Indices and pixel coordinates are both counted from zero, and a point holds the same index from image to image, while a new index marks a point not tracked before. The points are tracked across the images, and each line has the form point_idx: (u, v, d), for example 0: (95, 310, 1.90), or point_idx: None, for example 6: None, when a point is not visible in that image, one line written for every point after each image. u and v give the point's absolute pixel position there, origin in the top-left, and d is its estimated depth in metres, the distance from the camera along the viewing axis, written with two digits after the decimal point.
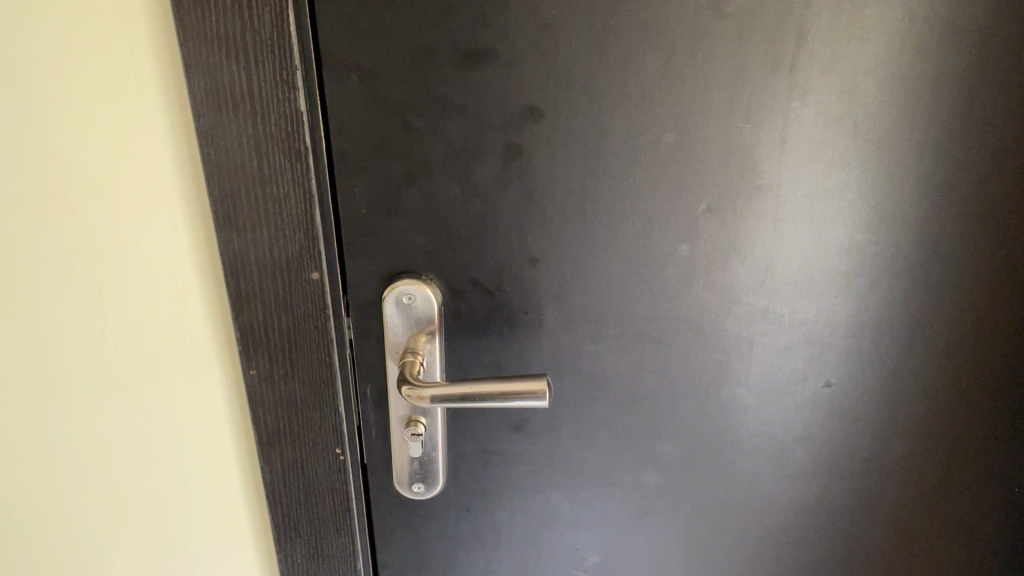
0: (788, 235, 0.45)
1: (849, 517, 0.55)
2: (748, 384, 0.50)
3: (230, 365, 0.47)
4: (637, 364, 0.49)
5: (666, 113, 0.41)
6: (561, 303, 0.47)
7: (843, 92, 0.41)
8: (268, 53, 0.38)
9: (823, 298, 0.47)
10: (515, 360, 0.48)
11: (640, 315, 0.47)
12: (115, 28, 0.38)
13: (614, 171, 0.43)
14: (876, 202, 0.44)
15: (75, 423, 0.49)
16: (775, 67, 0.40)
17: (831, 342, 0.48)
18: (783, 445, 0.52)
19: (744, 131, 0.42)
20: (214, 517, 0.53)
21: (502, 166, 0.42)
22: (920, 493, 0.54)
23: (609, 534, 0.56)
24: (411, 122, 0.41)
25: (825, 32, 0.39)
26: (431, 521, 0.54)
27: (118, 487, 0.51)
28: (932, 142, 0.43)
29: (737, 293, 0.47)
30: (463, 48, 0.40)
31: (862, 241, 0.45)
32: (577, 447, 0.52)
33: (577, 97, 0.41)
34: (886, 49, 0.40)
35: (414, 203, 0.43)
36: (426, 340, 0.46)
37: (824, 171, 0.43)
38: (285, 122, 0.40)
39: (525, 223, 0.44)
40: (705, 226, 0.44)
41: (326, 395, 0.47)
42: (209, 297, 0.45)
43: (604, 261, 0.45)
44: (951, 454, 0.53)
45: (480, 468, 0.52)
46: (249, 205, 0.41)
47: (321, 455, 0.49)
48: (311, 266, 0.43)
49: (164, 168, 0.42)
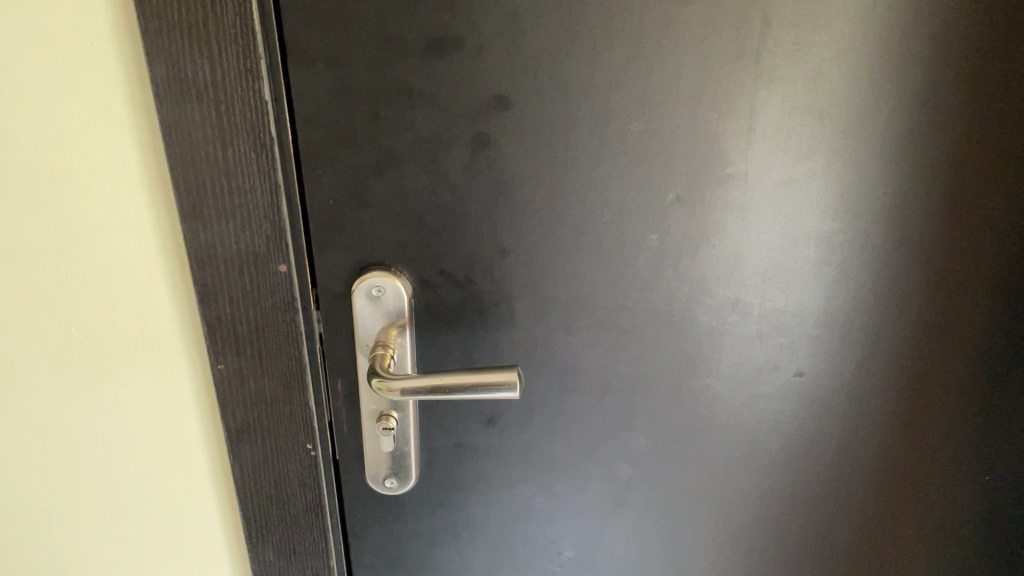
0: (757, 224, 0.45)
1: (823, 507, 0.55)
2: (721, 374, 0.50)
3: (199, 362, 0.47)
4: (610, 355, 0.49)
5: (634, 103, 0.41)
6: (532, 294, 0.46)
7: (809, 80, 0.41)
8: (231, 42, 0.38)
9: (793, 287, 0.47)
10: (487, 352, 0.48)
11: (611, 306, 0.47)
12: (77, 18, 0.38)
13: (583, 160, 0.43)
14: (843, 191, 0.44)
15: (44, 423, 0.48)
16: (741, 55, 0.40)
17: (802, 331, 0.48)
18: (755, 435, 0.52)
19: (712, 120, 0.42)
20: (186, 518, 0.52)
21: (470, 156, 0.42)
22: (892, 481, 0.54)
23: (584, 528, 0.56)
24: (378, 112, 0.41)
25: (790, 19, 0.40)
26: (405, 516, 0.54)
27: (89, 488, 0.51)
28: (900, 130, 0.43)
29: (707, 283, 0.47)
30: (430, 37, 0.39)
31: (830, 230, 0.45)
32: (550, 440, 0.52)
33: (545, 85, 0.41)
34: (851, 36, 0.40)
35: (382, 194, 0.43)
36: (398, 333, 0.46)
37: (791, 159, 0.43)
38: (250, 111, 0.39)
39: (495, 213, 0.44)
40: (675, 215, 0.44)
41: (296, 389, 0.47)
42: (176, 293, 0.45)
43: (575, 252, 0.45)
44: (922, 443, 0.53)
45: (453, 461, 0.52)
46: (214, 196, 0.41)
47: (292, 450, 0.49)
48: (278, 258, 0.43)
49: (129, 161, 0.41)
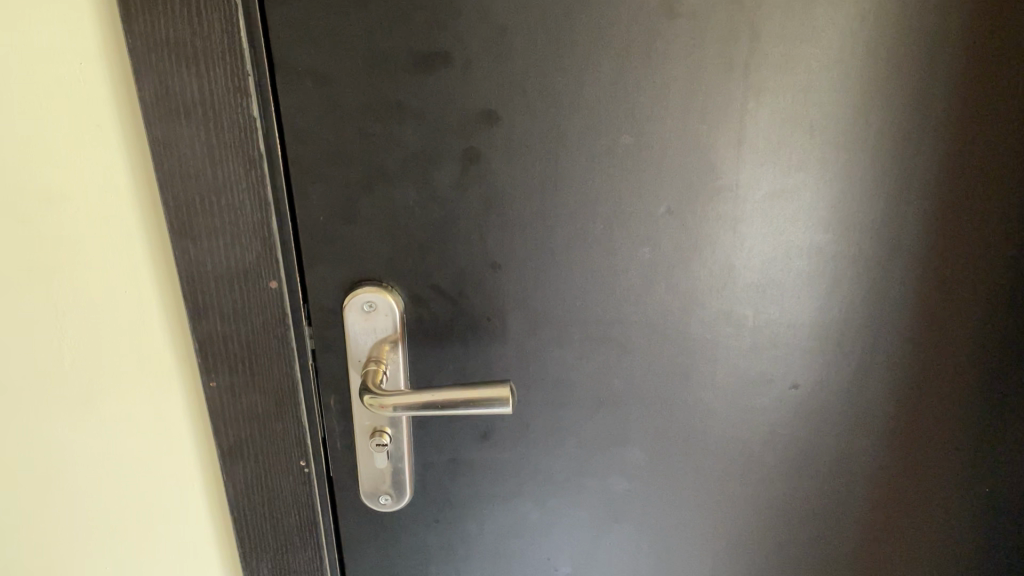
0: (750, 236, 0.45)
1: (820, 519, 0.55)
2: (716, 387, 0.49)
3: (191, 381, 0.47)
4: (603, 369, 0.48)
5: (624, 116, 0.41)
6: (524, 308, 0.46)
7: (797, 92, 0.41)
8: (219, 60, 0.38)
9: (786, 299, 0.47)
10: (480, 367, 0.48)
11: (604, 319, 0.47)
12: (66, 36, 0.38)
13: (572, 173, 0.43)
14: (835, 202, 0.44)
15: (35, 443, 0.48)
16: (729, 68, 0.40)
17: (796, 342, 0.48)
18: (751, 448, 0.52)
19: (702, 132, 0.42)
20: (178, 537, 0.52)
21: (460, 171, 0.42)
22: (890, 493, 0.54)
23: (580, 542, 0.55)
24: (367, 128, 0.41)
25: (778, 32, 0.40)
26: (400, 532, 0.54)
27: (81, 508, 0.50)
28: (891, 141, 0.43)
29: (700, 294, 0.46)
30: (417, 52, 0.39)
31: (822, 240, 0.45)
32: (545, 454, 0.51)
33: (534, 99, 0.41)
34: (839, 47, 0.40)
35: (373, 210, 0.43)
36: (390, 349, 0.46)
37: (782, 171, 0.43)
38: (239, 128, 0.39)
39: (486, 228, 0.44)
40: (666, 228, 0.44)
41: (289, 407, 0.46)
42: (167, 310, 0.44)
43: (566, 265, 0.45)
44: (920, 454, 0.53)
45: (448, 477, 0.52)
46: (204, 213, 0.40)
47: (286, 467, 0.48)
48: (269, 275, 0.43)
49: (119, 178, 0.41)
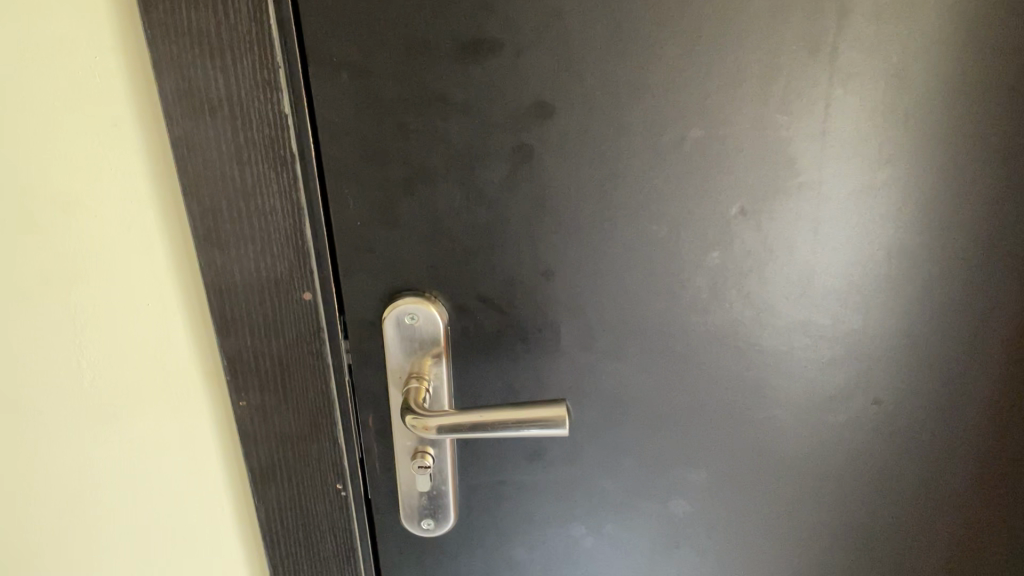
0: (831, 239, 0.40)
1: (900, 546, 0.50)
2: (789, 403, 0.45)
3: (220, 400, 0.43)
4: (665, 383, 0.44)
5: (694, 106, 0.37)
6: (579, 319, 0.42)
7: (889, 78, 0.37)
8: (246, 50, 0.34)
9: (870, 308, 0.42)
10: (530, 382, 0.44)
11: (667, 330, 0.43)
12: (80, 26, 0.34)
13: (634, 170, 0.39)
14: (928, 201, 0.39)
15: (53, 461, 0.45)
16: (814, 51, 0.36)
17: (879, 355, 0.44)
18: (826, 468, 0.47)
19: (781, 123, 0.37)
20: (206, 561, 0.49)
21: (510, 170, 0.38)
22: (976, 517, 0.49)
23: (636, 569, 0.51)
24: (408, 124, 0.37)
25: (871, 9, 0.35)
26: (443, 557, 0.50)
27: (104, 531, 0.47)
28: (992, 130, 0.38)
29: (774, 302, 0.42)
30: (463, 38, 0.36)
31: (911, 242, 0.40)
32: (600, 476, 0.47)
33: (593, 89, 0.37)
34: (939, 26, 0.36)
35: (414, 214, 0.39)
36: (433, 363, 0.42)
37: (869, 167, 0.39)
38: (268, 126, 0.35)
39: (538, 232, 0.40)
40: (739, 229, 0.40)
41: (324, 427, 0.43)
42: (193, 323, 0.41)
43: (625, 272, 0.41)
44: (1012, 476, 0.48)
45: (493, 500, 0.48)
46: (232, 219, 0.37)
47: (321, 490, 0.45)
48: (302, 286, 0.39)
49: (139, 181, 0.37)
